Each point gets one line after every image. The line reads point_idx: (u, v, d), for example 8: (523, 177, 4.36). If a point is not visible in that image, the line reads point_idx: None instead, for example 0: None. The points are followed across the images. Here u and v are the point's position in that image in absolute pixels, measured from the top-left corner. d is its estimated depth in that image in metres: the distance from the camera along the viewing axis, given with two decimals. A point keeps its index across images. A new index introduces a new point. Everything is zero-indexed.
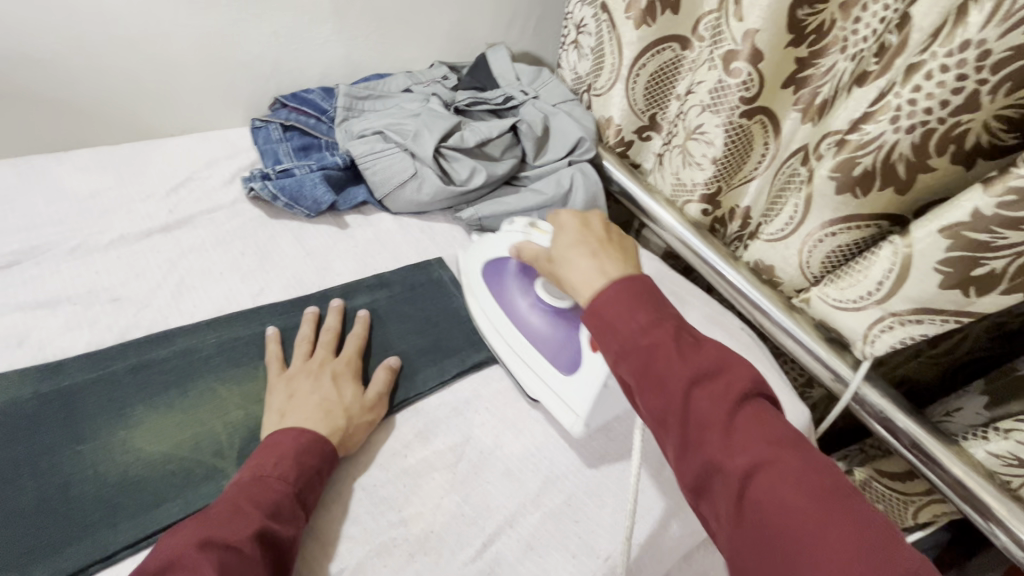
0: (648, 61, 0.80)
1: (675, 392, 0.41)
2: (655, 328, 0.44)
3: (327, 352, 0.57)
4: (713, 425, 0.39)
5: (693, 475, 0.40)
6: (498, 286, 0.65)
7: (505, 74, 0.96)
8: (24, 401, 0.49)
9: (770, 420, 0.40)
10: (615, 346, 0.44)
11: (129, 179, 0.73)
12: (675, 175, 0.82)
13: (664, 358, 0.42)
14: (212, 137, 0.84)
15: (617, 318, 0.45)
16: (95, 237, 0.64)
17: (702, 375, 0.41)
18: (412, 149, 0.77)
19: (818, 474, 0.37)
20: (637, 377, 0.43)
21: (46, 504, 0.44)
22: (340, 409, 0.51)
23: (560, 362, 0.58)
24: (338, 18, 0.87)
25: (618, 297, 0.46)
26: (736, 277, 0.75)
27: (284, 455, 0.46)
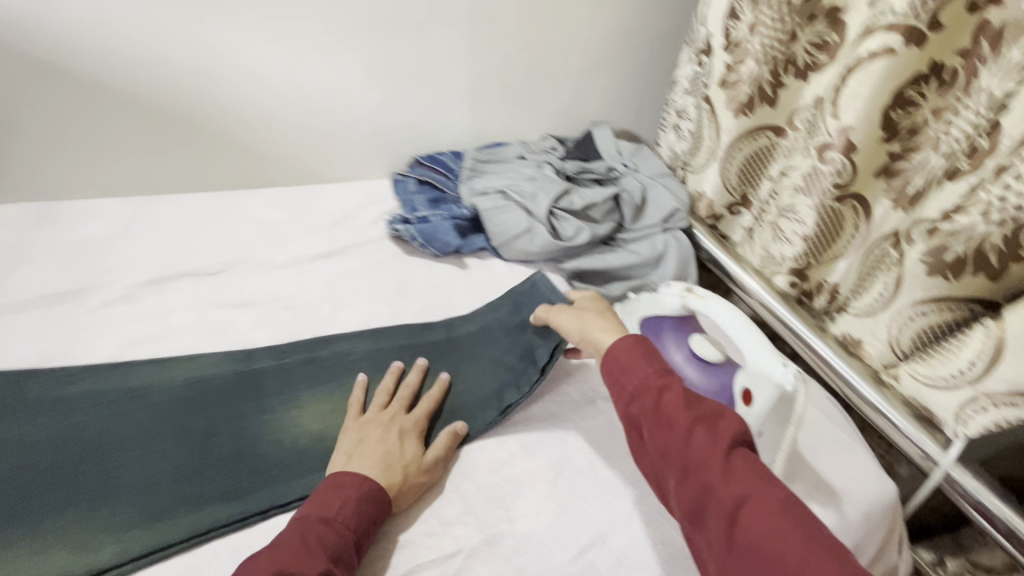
0: (744, 144, 0.89)
1: (681, 428, 0.50)
2: (664, 378, 0.54)
3: (400, 406, 0.62)
4: (710, 457, 0.48)
5: (690, 497, 0.47)
6: (655, 340, 0.74)
7: (608, 149, 1.09)
8: (227, 375, 0.63)
9: (754, 460, 0.49)
10: (629, 387, 0.55)
11: (301, 215, 0.90)
12: (765, 248, 0.89)
13: (673, 400, 0.52)
14: (363, 185, 1.02)
15: (632, 365, 0.56)
16: (278, 257, 0.81)
17: (702, 418, 0.51)
18: (529, 207, 0.89)
19: (794, 504, 0.45)
20: (648, 416, 0.52)
21: (242, 456, 0.56)
22: (399, 464, 0.55)
23: None
24: (474, 97, 1.05)
25: (633, 349, 0.57)
26: (826, 350, 0.80)
27: (348, 499, 0.51)
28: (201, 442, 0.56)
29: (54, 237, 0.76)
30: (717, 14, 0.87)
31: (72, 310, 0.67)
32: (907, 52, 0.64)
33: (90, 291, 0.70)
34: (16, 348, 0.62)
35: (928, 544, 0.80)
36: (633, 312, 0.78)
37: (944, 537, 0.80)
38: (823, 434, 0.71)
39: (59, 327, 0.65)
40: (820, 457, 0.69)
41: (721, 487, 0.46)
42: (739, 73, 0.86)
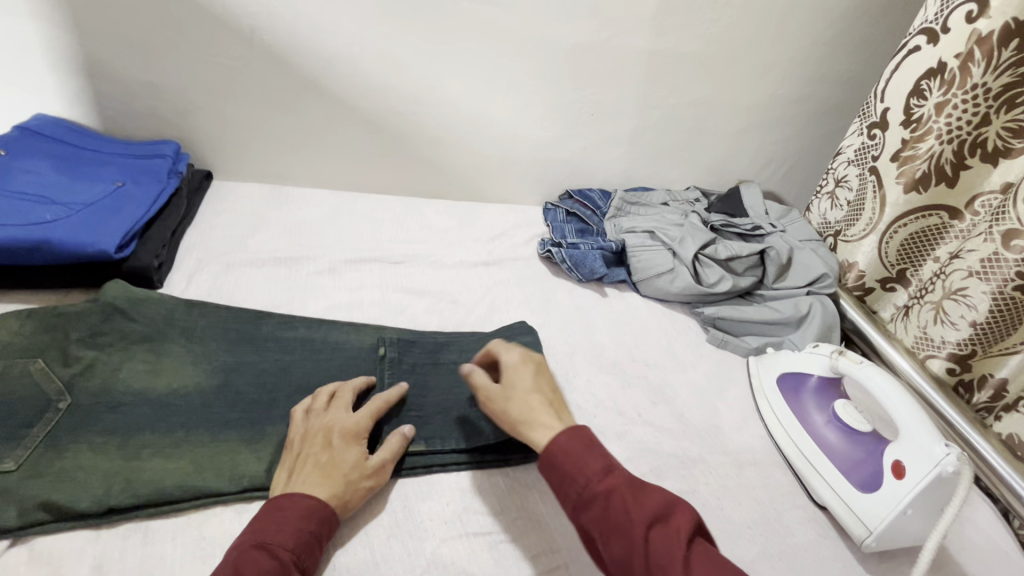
0: (912, 221, 0.87)
1: (637, 535, 0.47)
2: (608, 477, 0.51)
3: (341, 408, 0.60)
4: (668, 566, 0.45)
5: None
6: (795, 398, 0.74)
7: (755, 207, 1.11)
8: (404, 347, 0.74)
9: (713, 555, 0.47)
10: (575, 495, 0.51)
11: (466, 226, 1.03)
12: (921, 328, 0.85)
13: (621, 501, 0.49)
14: (518, 209, 1.13)
15: (574, 468, 0.52)
16: (447, 258, 0.93)
17: (654, 520, 0.48)
18: (676, 250, 0.94)
19: None
20: (599, 523, 0.49)
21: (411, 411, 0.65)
22: (338, 475, 0.54)
23: (856, 478, 0.64)
24: (631, 143, 1.13)
25: (570, 446, 0.53)
26: (986, 447, 0.74)
27: (283, 522, 0.49)
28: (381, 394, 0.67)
29: (281, 214, 0.94)
30: (898, 91, 0.88)
31: (293, 273, 0.83)
32: None
33: (307, 260, 0.85)
34: (255, 295, 0.78)
35: None
36: (773, 366, 0.79)
37: None
38: (974, 535, 0.67)
39: (284, 284, 0.81)
40: (970, 555, 0.64)
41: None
42: (917, 148, 0.85)
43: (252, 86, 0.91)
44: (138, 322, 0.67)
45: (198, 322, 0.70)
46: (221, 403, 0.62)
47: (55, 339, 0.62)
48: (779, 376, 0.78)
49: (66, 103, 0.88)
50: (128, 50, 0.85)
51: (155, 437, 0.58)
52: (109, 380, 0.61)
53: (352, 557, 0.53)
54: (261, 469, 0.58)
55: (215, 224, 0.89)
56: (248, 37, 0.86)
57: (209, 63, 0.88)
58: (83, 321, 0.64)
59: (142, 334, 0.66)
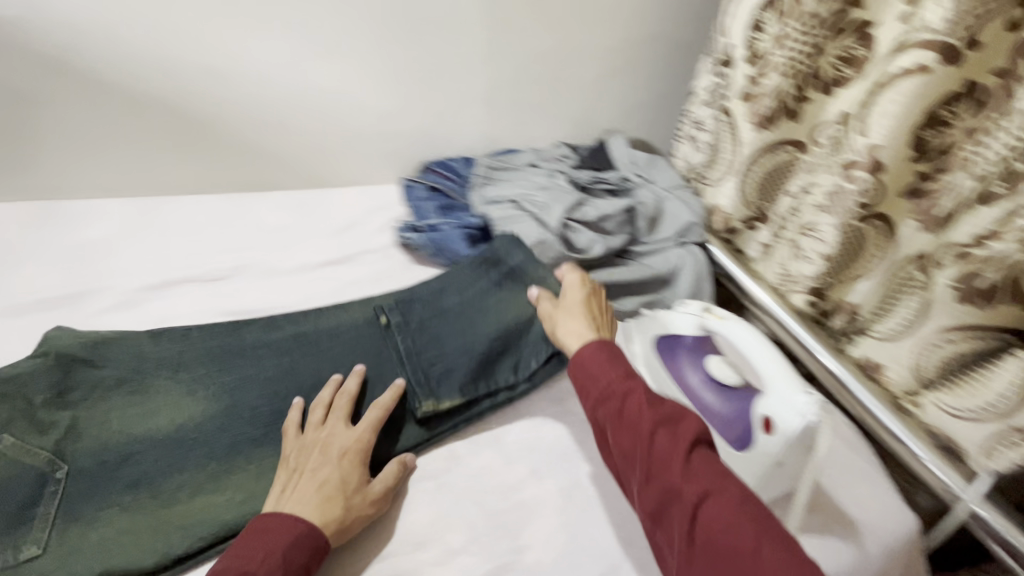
0: (764, 159, 0.87)
1: (644, 431, 0.53)
2: (626, 382, 0.58)
3: (340, 421, 0.63)
4: (668, 457, 0.51)
5: (653, 501, 0.51)
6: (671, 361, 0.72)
7: (622, 159, 1.07)
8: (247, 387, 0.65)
9: (714, 460, 0.52)
10: (596, 392, 0.58)
11: (309, 219, 0.89)
12: (783, 266, 0.87)
13: (634, 402, 0.55)
14: (371, 191, 1.00)
15: (595, 372, 0.59)
16: (281, 264, 0.79)
17: (663, 421, 0.54)
18: (541, 218, 0.87)
19: (752, 502, 0.48)
20: (613, 418, 0.56)
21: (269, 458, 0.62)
22: (337, 496, 0.57)
23: (731, 437, 0.65)
24: (485, 103, 1.02)
25: (598, 353, 0.60)
26: (843, 371, 0.78)
27: (270, 550, 0.52)
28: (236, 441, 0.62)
29: (55, 236, 0.75)
30: (739, 26, 0.85)
31: (71, 315, 0.67)
32: (942, 71, 0.61)
33: (93, 295, 0.69)
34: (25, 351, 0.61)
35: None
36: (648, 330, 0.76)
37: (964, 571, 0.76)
38: (840, 463, 0.69)
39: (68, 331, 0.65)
40: (839, 489, 0.66)
41: (681, 485, 0.50)
42: (761, 85, 0.83)
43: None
44: (107, 365, 0.62)
45: (174, 348, 0.65)
46: (232, 425, 0.63)
47: None
48: (655, 340, 0.75)
49: None
50: None
51: (234, 503, 0.59)
52: None
53: None
54: None
55: None
56: None
57: None
58: (40, 381, 0.59)
59: (117, 379, 0.62)
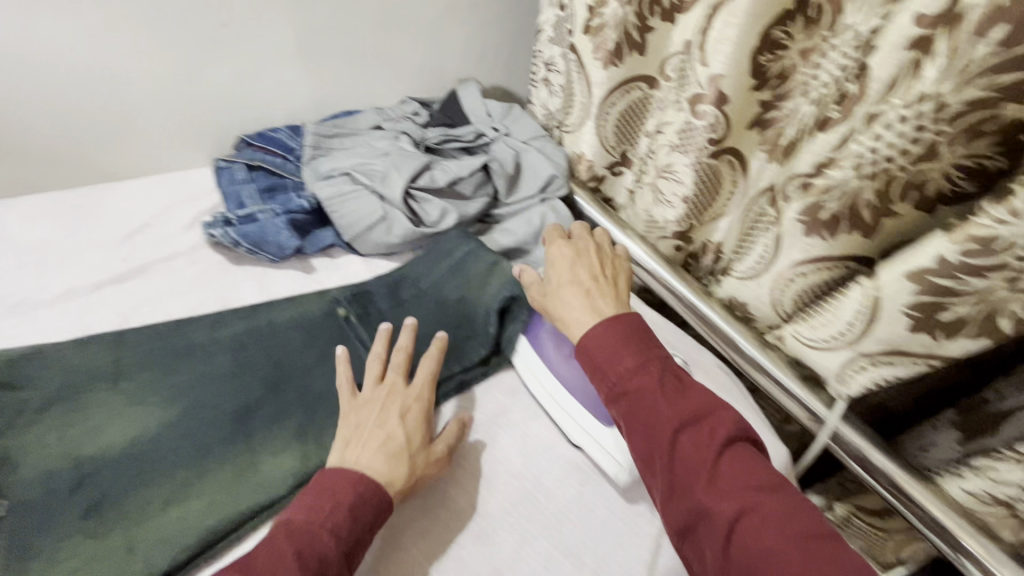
0: (618, 99, 0.81)
1: (665, 436, 0.50)
2: (641, 376, 0.53)
3: (398, 378, 0.58)
4: (696, 466, 0.48)
5: (678, 515, 0.48)
6: (536, 341, 0.68)
7: (476, 111, 0.96)
8: (41, 458, 0.48)
9: (750, 463, 0.48)
10: (609, 389, 0.54)
11: (82, 226, 0.70)
12: (647, 213, 0.83)
13: (651, 400, 0.52)
14: (174, 178, 0.81)
15: (607, 364, 0.55)
16: (42, 292, 0.61)
17: (688, 422, 0.50)
18: (381, 191, 0.75)
19: (796, 517, 0.44)
20: (629, 417, 0.52)
21: (91, 540, 0.45)
22: (405, 452, 0.52)
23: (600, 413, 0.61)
24: (302, 57, 0.86)
25: (604, 340, 0.56)
26: (712, 315, 0.77)
27: (340, 503, 0.47)
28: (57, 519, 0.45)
29: None
30: None
31: None
32: None
33: None
34: None
35: (817, 491, 0.80)
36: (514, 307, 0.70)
37: (833, 483, 0.79)
38: None
39: None
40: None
41: (710, 503, 0.46)
42: (602, 17, 0.76)
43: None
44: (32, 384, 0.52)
45: (106, 354, 0.55)
46: (42, 503, 0.46)
47: None
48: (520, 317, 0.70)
49: None
50: None
51: None
52: None
53: None
54: None
55: None
56: None
57: None
58: None
59: (47, 396, 0.51)
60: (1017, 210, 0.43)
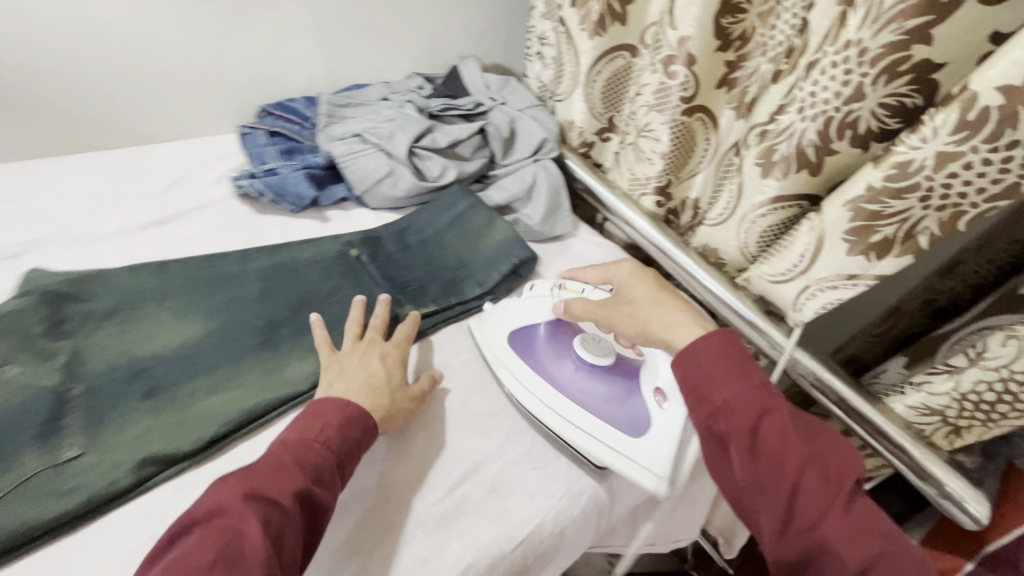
0: (603, 67, 0.89)
1: (791, 469, 0.49)
2: (761, 405, 0.53)
3: (375, 335, 0.64)
4: (823, 503, 0.48)
5: (794, 547, 0.48)
6: (533, 359, 0.67)
7: (475, 83, 1.04)
8: (105, 353, 0.57)
9: (867, 505, 0.49)
10: (720, 410, 0.53)
11: (126, 179, 0.79)
12: (631, 171, 0.91)
13: (773, 431, 0.51)
14: (204, 143, 0.91)
15: (725, 388, 0.54)
16: (95, 229, 0.71)
17: (812, 457, 0.50)
18: (388, 148, 0.83)
19: (915, 565, 0.46)
20: (746, 445, 0.51)
21: (151, 413, 0.54)
22: (384, 389, 0.58)
23: (622, 424, 0.61)
24: (317, 33, 0.95)
25: (722, 365, 0.55)
26: (687, 261, 0.85)
27: (329, 423, 0.52)
28: (124, 396, 0.54)
29: None
30: None
31: None
32: None
33: None
34: None
35: None
36: (505, 322, 0.70)
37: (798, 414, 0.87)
38: None
39: None
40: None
41: (838, 543, 0.46)
42: None
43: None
44: (95, 298, 0.61)
45: (153, 279, 0.64)
46: (107, 388, 0.54)
47: None
48: (509, 337, 0.69)
49: None
50: None
51: (107, 468, 0.49)
52: None
53: None
54: None
55: None
56: None
57: None
58: (32, 316, 0.56)
59: (108, 308, 0.61)
60: (926, 137, 0.51)
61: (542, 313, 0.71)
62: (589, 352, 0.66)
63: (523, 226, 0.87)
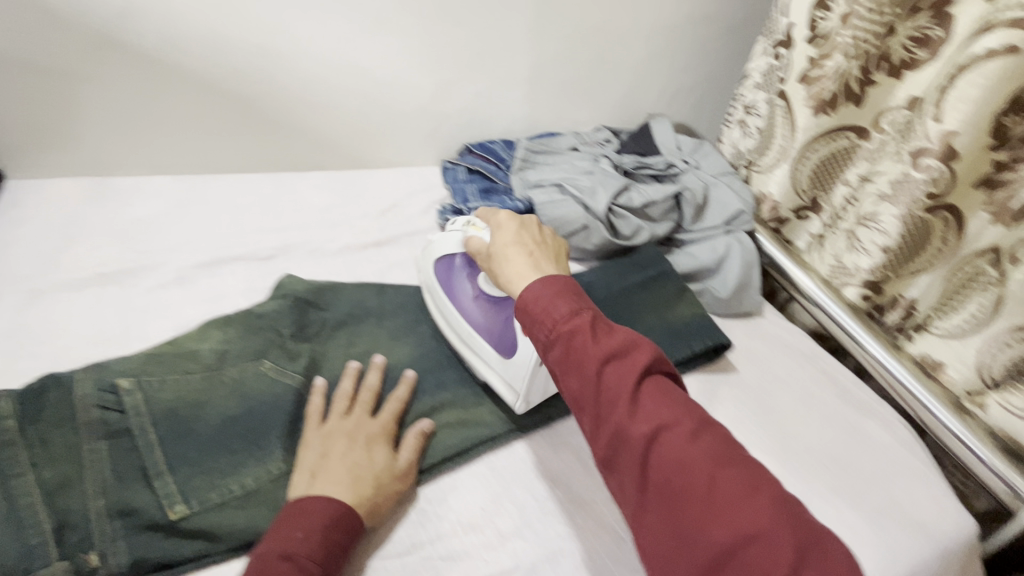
0: (820, 146, 0.83)
1: (591, 370, 0.44)
2: (571, 319, 0.47)
3: (364, 411, 0.57)
4: (637, 398, 0.43)
5: (603, 445, 0.43)
6: (448, 284, 0.69)
7: (667, 143, 1.04)
8: (336, 363, 0.63)
9: (668, 394, 0.43)
10: (544, 339, 0.48)
11: (352, 200, 0.89)
12: (836, 257, 0.84)
13: (583, 340, 0.45)
14: (413, 173, 0.99)
15: (543, 312, 0.48)
16: (328, 243, 0.79)
17: (612, 354, 0.44)
18: (587, 203, 0.85)
19: (728, 455, 0.40)
20: (561, 361, 0.46)
21: None
22: (368, 477, 0.51)
23: (503, 348, 0.64)
24: (529, 83, 1.00)
25: (545, 291, 0.49)
26: (898, 368, 0.77)
27: (312, 529, 0.46)
28: None
29: (107, 214, 0.75)
30: (802, 3, 0.81)
31: (128, 292, 0.65)
32: None
33: (146, 272, 0.68)
34: (72, 325, 0.60)
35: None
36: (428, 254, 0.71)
37: None
38: (893, 460, 0.69)
39: (117, 309, 0.63)
40: (896, 500, 0.65)
41: (646, 436, 0.41)
42: (823, 68, 0.80)
43: (45, 56, 0.69)
44: (330, 308, 0.68)
45: (375, 298, 0.70)
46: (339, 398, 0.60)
47: None
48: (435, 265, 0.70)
49: None
50: None
51: None
52: None
53: None
54: (133, 557, 0.45)
55: (15, 240, 0.68)
56: None
57: None
58: (287, 318, 0.64)
59: (339, 320, 0.67)
60: None
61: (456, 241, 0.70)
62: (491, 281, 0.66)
63: (711, 301, 0.84)
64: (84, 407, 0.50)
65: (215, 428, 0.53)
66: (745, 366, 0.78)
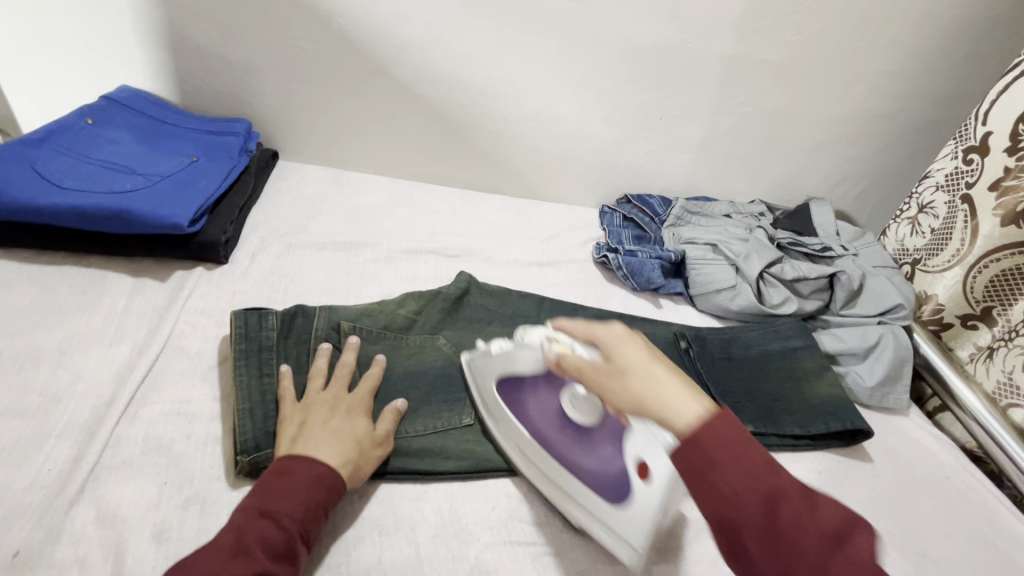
0: (1005, 258, 0.81)
1: (807, 544, 0.35)
2: (768, 479, 0.38)
3: (341, 387, 0.59)
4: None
5: None
6: (523, 410, 0.62)
7: (826, 226, 1.04)
8: None
9: None
10: (728, 494, 0.38)
11: (523, 224, 1.02)
12: (1007, 373, 0.80)
13: (786, 506, 0.37)
14: (574, 211, 1.10)
15: (728, 464, 0.39)
16: (502, 254, 0.92)
17: (826, 527, 0.36)
18: (739, 265, 0.90)
19: None
20: (760, 530, 0.37)
21: None
22: (352, 441, 0.54)
23: (607, 490, 0.57)
24: (698, 150, 1.08)
25: (725, 434, 0.40)
26: None
27: (294, 489, 0.47)
28: None
29: (342, 198, 0.94)
30: (1004, 114, 0.81)
31: (352, 259, 0.82)
32: None
33: (366, 247, 0.85)
34: (312, 275, 0.77)
35: None
36: (491, 372, 0.63)
37: None
38: None
39: (342, 270, 0.80)
40: None
41: None
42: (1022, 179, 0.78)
43: (338, 74, 0.90)
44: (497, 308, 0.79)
45: (535, 308, 0.81)
46: None
47: (149, 302, 0.67)
48: (499, 384, 0.63)
49: (152, 81, 0.89)
50: (214, 29, 0.84)
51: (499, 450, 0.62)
52: (173, 350, 0.62)
53: (400, 554, 0.52)
54: None
55: (280, 203, 0.89)
56: (326, 21, 0.85)
57: (284, 44, 0.87)
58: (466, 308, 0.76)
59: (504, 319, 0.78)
60: None
61: (529, 361, 0.61)
62: (582, 408, 0.60)
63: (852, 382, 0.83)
64: (318, 335, 0.65)
65: (411, 377, 0.66)
66: (881, 457, 0.76)
